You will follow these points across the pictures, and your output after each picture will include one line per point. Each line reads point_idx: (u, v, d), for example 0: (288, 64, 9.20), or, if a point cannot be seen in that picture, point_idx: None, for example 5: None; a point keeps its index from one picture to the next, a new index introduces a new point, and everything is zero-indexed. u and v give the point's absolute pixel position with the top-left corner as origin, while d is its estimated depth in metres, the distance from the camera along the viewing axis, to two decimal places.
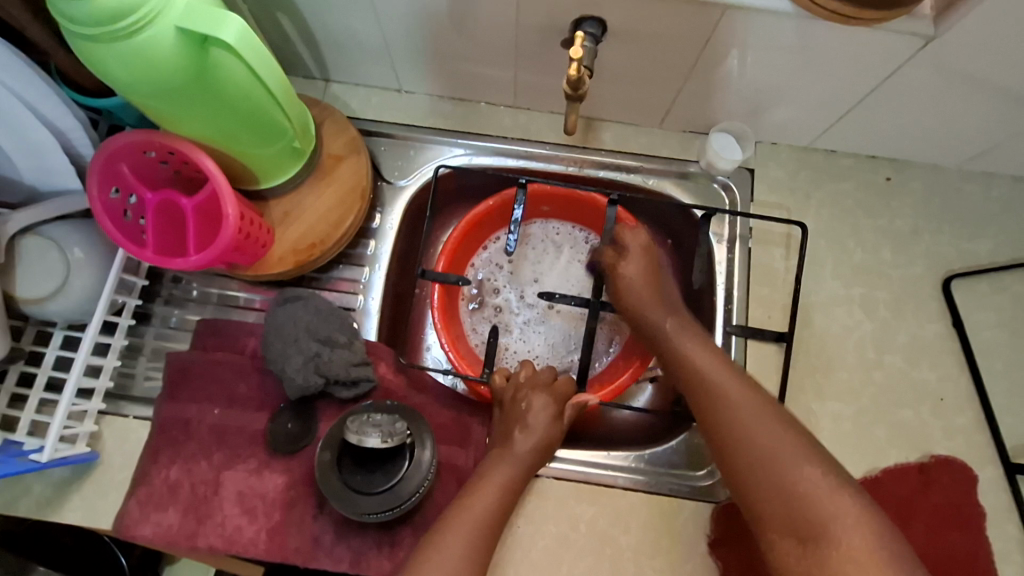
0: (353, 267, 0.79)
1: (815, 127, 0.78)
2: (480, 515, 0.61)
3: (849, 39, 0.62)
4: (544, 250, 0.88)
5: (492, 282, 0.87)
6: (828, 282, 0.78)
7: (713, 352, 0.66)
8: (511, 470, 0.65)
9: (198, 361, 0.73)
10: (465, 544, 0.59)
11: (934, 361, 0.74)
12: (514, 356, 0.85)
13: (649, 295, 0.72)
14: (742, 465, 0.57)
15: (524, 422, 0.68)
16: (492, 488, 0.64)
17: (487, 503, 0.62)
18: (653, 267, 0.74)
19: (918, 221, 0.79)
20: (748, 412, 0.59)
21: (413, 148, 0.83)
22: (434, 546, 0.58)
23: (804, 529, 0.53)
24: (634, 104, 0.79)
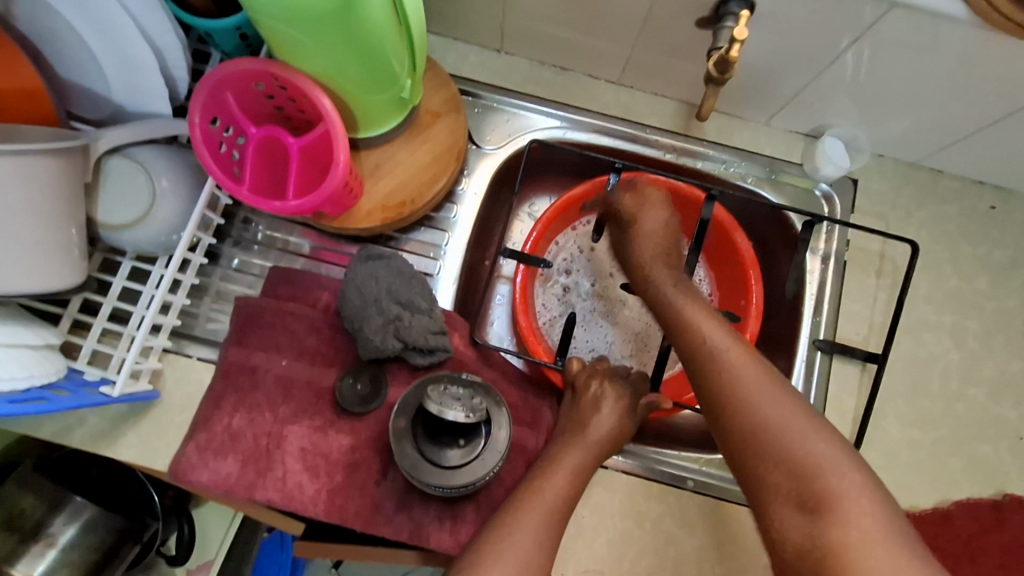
0: (433, 231, 0.76)
1: (931, 145, 0.75)
2: (552, 499, 0.59)
3: (1015, 56, 0.58)
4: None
5: (569, 262, 0.86)
6: (920, 305, 0.75)
7: (703, 303, 0.59)
8: (591, 454, 0.64)
9: (269, 309, 0.70)
10: (536, 528, 0.56)
11: (1017, 399, 0.73)
12: (580, 346, 0.83)
13: (655, 261, 0.67)
14: (744, 422, 0.47)
15: (604, 413, 0.66)
16: (566, 472, 0.62)
17: (562, 485, 0.60)
18: (667, 220, 0.70)
19: (1017, 255, 0.77)
20: (738, 362, 0.50)
21: (506, 113, 0.79)
22: (508, 528, 0.55)
23: (810, 494, 0.43)
24: (747, 97, 0.75)
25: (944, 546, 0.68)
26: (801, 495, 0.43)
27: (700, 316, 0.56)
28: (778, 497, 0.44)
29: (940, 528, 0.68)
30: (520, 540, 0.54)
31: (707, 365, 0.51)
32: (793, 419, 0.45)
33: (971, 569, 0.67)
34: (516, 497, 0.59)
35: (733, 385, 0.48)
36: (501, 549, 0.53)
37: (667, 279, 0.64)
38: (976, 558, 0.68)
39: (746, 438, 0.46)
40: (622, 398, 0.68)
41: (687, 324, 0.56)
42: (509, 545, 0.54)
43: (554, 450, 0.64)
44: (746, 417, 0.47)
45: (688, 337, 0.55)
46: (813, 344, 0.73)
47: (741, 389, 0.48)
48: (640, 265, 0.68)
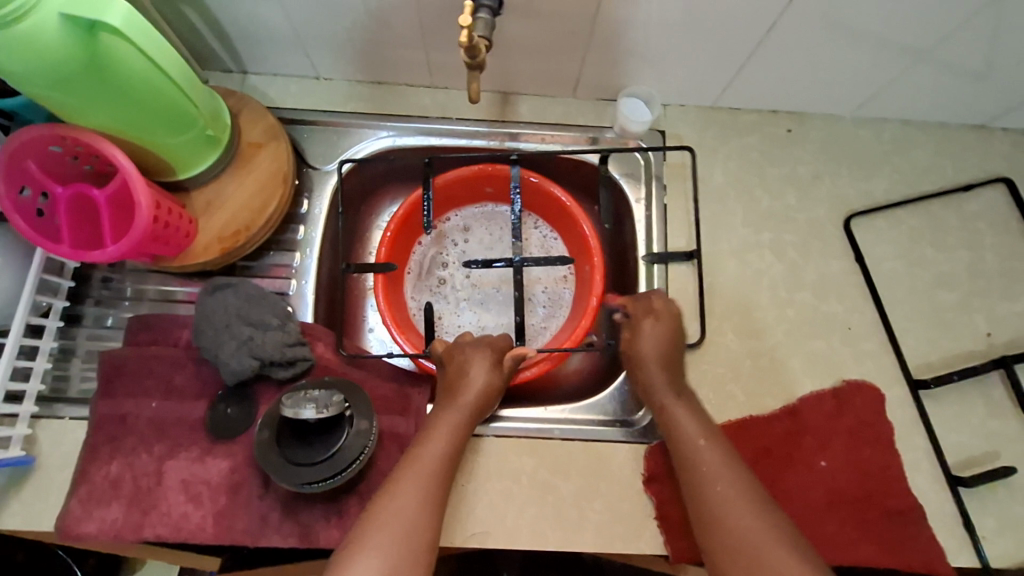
0: (285, 253, 0.80)
1: (716, 86, 0.82)
2: (432, 459, 0.63)
3: None
4: (495, 232, 0.92)
5: (442, 254, 0.91)
6: (739, 229, 0.82)
7: (703, 419, 0.68)
8: (464, 414, 0.68)
9: (132, 357, 0.73)
10: (417, 494, 0.60)
11: (840, 295, 0.80)
12: (448, 327, 0.87)
13: (658, 372, 0.72)
14: (734, 553, 0.59)
15: (470, 374, 0.71)
16: (444, 433, 0.66)
17: (438, 448, 0.65)
18: (668, 331, 0.74)
19: (818, 167, 0.85)
20: (729, 494, 0.62)
21: (337, 133, 0.85)
22: (391, 504, 0.59)
23: None
24: (546, 76, 0.82)
25: (797, 440, 0.74)
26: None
27: (701, 436, 0.66)
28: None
29: (791, 425, 0.74)
30: (403, 509, 0.59)
31: (707, 498, 0.63)
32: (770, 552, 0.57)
33: (825, 454, 0.73)
34: (399, 470, 0.63)
35: (730, 519, 0.60)
36: (383, 521, 0.58)
37: (664, 384, 0.71)
38: (828, 446, 0.74)
39: (739, 566, 0.58)
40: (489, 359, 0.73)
41: (689, 457, 0.66)
42: (391, 518, 0.58)
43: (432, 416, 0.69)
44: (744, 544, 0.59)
45: (698, 472, 0.64)
46: (644, 259, 0.81)
47: (739, 518, 0.60)
48: (642, 367, 0.73)
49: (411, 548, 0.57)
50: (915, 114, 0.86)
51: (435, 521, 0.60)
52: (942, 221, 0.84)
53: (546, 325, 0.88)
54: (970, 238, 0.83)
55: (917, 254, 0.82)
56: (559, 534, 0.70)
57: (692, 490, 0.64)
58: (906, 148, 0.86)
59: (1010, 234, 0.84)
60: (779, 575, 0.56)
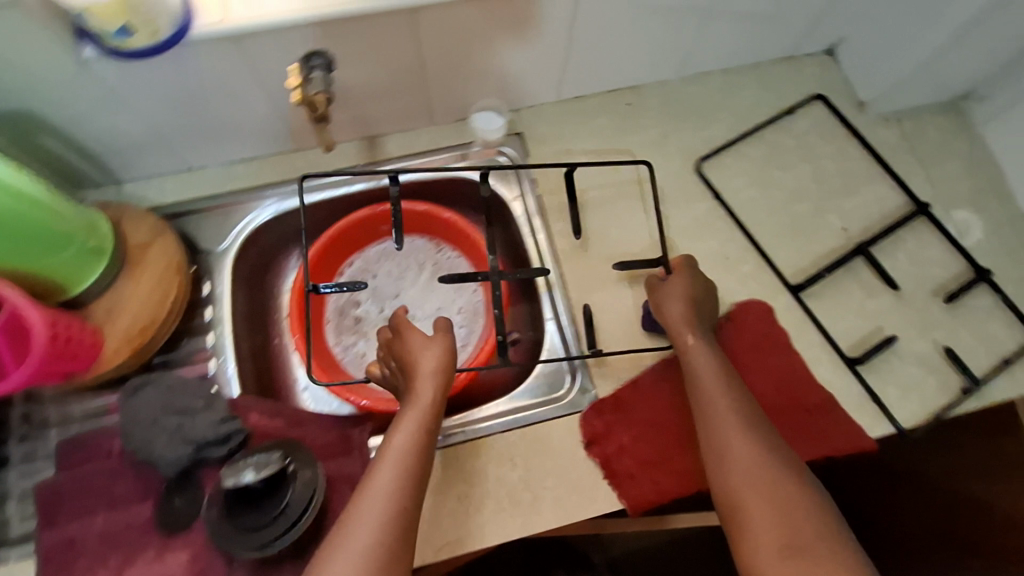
0: (197, 338, 0.82)
1: (552, 82, 0.92)
2: (400, 455, 0.64)
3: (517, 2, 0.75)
4: (402, 265, 0.96)
5: (356, 299, 0.94)
6: (610, 200, 0.90)
7: (719, 362, 0.72)
8: (423, 413, 0.68)
9: (67, 480, 0.73)
10: (391, 483, 0.62)
11: (711, 231, 0.89)
12: None
13: (681, 312, 0.76)
14: (742, 475, 0.63)
15: (422, 365, 0.71)
16: (407, 432, 0.66)
17: (408, 437, 0.65)
18: (693, 291, 0.78)
19: (661, 128, 0.95)
20: (738, 427, 0.66)
21: (223, 214, 0.88)
22: (369, 488, 0.61)
23: (793, 538, 0.58)
24: (400, 112, 0.89)
25: None
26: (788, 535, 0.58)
27: (720, 375, 0.71)
28: (769, 545, 0.58)
29: None
30: (381, 497, 0.61)
31: (714, 425, 0.67)
32: (775, 477, 0.62)
33: (737, 373, 0.81)
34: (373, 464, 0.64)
35: (736, 446, 0.65)
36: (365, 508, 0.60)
37: (681, 318, 0.75)
38: (741, 366, 0.81)
39: (742, 485, 0.62)
40: (441, 352, 0.72)
41: (709, 399, 0.69)
42: (367, 506, 0.60)
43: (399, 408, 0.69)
44: (748, 469, 0.63)
45: (711, 397, 0.69)
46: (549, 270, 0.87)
47: (746, 448, 0.64)
48: (661, 312, 0.77)
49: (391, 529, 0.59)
50: (730, 62, 0.98)
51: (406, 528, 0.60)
52: (779, 144, 0.95)
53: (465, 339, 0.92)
54: (805, 153, 0.94)
55: (765, 178, 0.92)
56: (522, 520, 0.73)
57: (704, 423, 0.68)
58: (731, 93, 0.98)
59: (837, 140, 0.95)
60: (787, 498, 0.61)
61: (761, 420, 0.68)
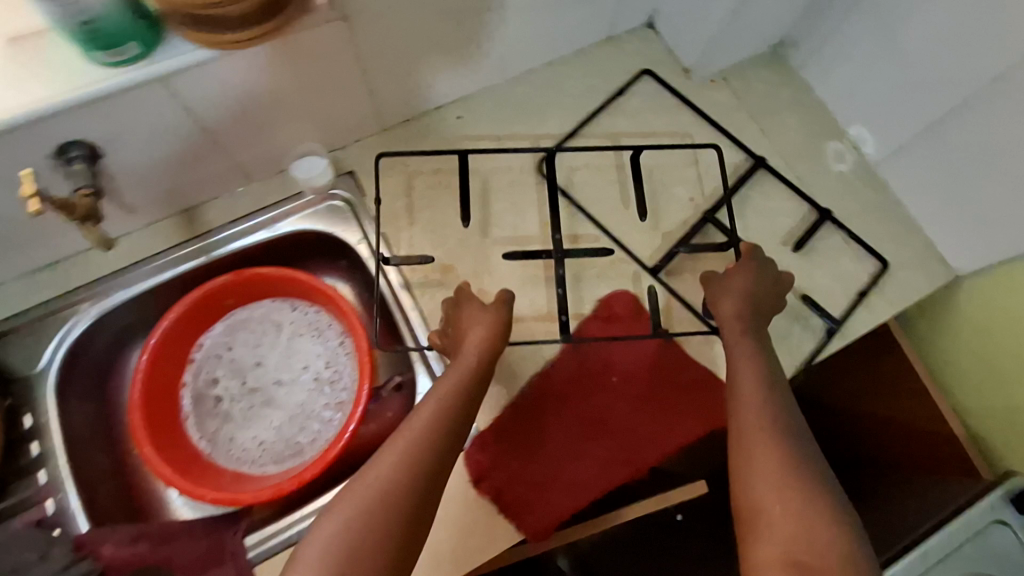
0: (29, 477, 0.74)
1: (371, 113, 0.87)
2: (429, 421, 0.61)
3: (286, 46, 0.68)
4: (259, 334, 0.89)
5: (213, 377, 0.87)
6: (457, 221, 0.87)
7: (765, 369, 0.69)
8: (455, 377, 0.67)
9: None
10: (397, 463, 0.57)
11: (564, 231, 0.87)
12: (242, 446, 0.84)
13: (743, 304, 0.76)
14: (763, 479, 0.59)
15: (477, 332, 0.72)
16: (436, 401, 0.64)
17: (432, 410, 0.62)
18: (753, 284, 0.78)
19: (496, 137, 0.92)
20: (771, 437, 0.62)
21: (32, 332, 0.78)
22: (372, 464, 0.57)
23: (805, 550, 0.53)
24: (211, 179, 0.82)
25: (584, 371, 0.80)
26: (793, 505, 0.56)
27: (760, 384, 0.67)
28: (776, 548, 0.54)
29: (576, 359, 0.80)
30: (385, 478, 0.56)
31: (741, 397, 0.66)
32: (800, 489, 0.57)
33: (613, 369, 0.80)
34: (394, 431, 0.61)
35: (762, 448, 0.61)
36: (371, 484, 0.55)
37: (732, 313, 0.75)
38: (613, 361, 0.80)
39: (762, 486, 0.58)
40: (485, 329, 0.72)
41: (742, 399, 0.66)
42: (362, 483, 0.56)
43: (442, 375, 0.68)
44: (774, 473, 0.59)
45: (736, 364, 0.70)
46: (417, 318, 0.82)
47: (775, 454, 0.60)
48: (717, 302, 0.77)
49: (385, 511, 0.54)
50: (552, 55, 0.96)
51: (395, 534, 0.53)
52: (614, 128, 0.94)
53: (335, 401, 0.85)
54: (641, 132, 0.94)
55: (607, 166, 0.91)
56: None
57: (737, 423, 0.65)
58: (559, 86, 0.96)
59: (670, 112, 0.96)
60: (813, 514, 0.55)
61: (788, 402, 0.66)
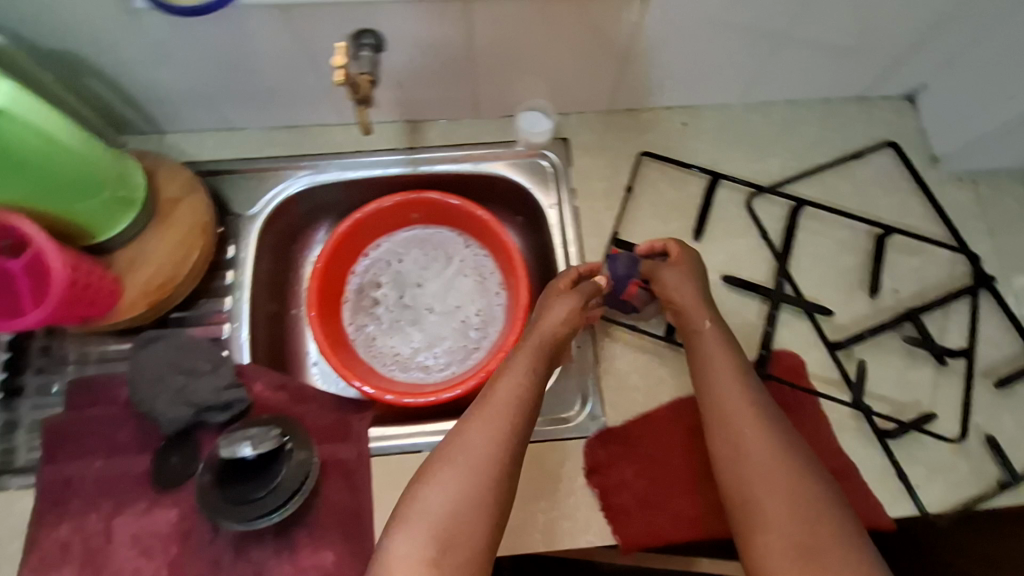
0: (215, 299, 0.82)
1: (608, 89, 0.87)
2: (507, 399, 0.63)
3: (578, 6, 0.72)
4: (430, 258, 0.94)
5: (377, 278, 0.93)
6: (647, 222, 0.85)
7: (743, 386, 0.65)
8: (535, 354, 0.68)
9: (73, 420, 0.75)
10: (495, 432, 0.60)
11: (751, 270, 0.83)
12: (382, 350, 0.90)
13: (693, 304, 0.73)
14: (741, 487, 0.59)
15: (549, 321, 0.72)
16: (511, 379, 0.65)
17: (510, 392, 0.64)
18: (694, 271, 0.75)
19: (714, 154, 0.89)
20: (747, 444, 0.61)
21: (258, 179, 0.88)
22: (457, 445, 0.60)
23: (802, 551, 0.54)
24: (446, 100, 0.86)
25: None
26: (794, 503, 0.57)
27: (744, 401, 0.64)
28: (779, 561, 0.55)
29: None
30: (474, 461, 0.58)
31: (728, 391, 0.65)
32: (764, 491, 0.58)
33: None
34: (472, 411, 0.63)
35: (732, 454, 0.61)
36: (455, 463, 0.59)
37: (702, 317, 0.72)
38: None
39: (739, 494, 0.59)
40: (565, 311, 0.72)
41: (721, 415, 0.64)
42: (456, 449, 0.60)
43: (509, 360, 0.68)
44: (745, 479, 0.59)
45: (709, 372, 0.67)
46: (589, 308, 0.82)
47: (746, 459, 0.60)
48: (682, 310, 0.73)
49: (479, 486, 0.57)
50: (799, 93, 0.92)
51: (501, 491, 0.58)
52: (836, 190, 0.89)
53: (475, 344, 0.90)
54: (863, 203, 0.88)
55: (815, 224, 0.86)
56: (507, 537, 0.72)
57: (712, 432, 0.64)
58: (794, 127, 0.91)
59: (901, 194, 0.89)
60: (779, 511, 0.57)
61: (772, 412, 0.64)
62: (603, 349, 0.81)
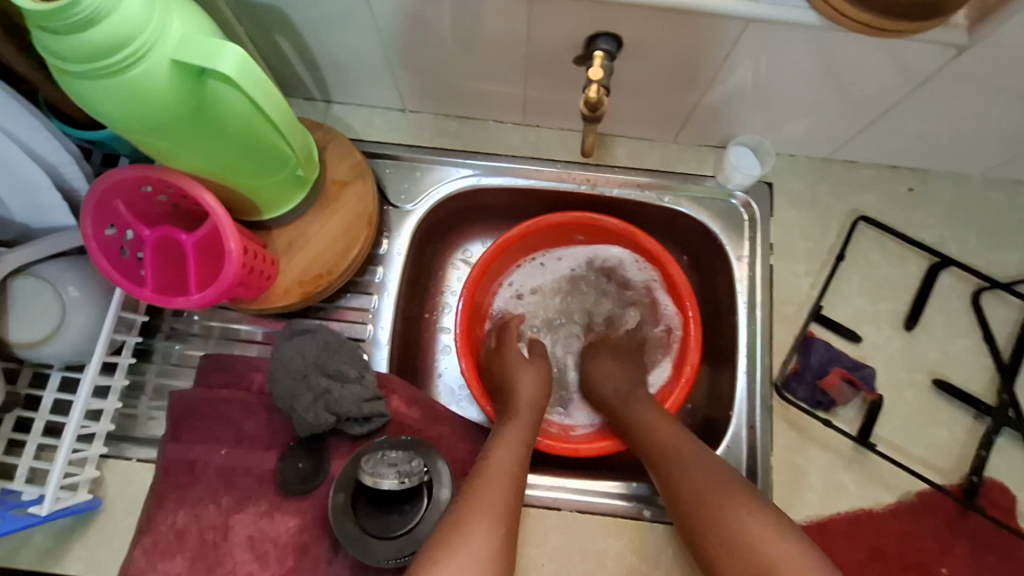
0: (360, 295, 0.76)
1: (837, 138, 0.74)
2: (501, 471, 0.59)
3: (869, 47, 0.57)
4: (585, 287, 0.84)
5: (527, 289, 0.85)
6: (853, 298, 0.74)
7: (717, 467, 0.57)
8: (521, 432, 0.65)
9: (202, 400, 0.70)
10: (496, 513, 0.54)
11: (966, 378, 0.72)
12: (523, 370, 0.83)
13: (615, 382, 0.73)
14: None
15: (523, 384, 0.71)
16: (508, 448, 0.62)
17: (506, 465, 0.59)
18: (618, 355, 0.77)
19: (943, 232, 0.76)
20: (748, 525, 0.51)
21: (419, 169, 0.79)
22: (459, 536, 0.51)
23: None
24: (647, 118, 0.75)
25: (914, 541, 0.67)
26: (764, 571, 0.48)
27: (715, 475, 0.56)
28: None
29: (905, 525, 0.67)
30: (471, 549, 0.50)
31: (685, 465, 0.58)
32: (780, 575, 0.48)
33: (945, 560, 0.67)
34: (464, 490, 0.57)
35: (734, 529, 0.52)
36: (454, 551, 0.50)
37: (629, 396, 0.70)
38: (948, 553, 0.67)
39: None
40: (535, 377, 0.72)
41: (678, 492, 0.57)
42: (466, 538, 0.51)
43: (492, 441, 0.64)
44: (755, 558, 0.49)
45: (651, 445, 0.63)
46: (771, 384, 0.71)
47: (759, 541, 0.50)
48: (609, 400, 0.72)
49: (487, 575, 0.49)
50: None
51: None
52: None
53: None
54: None
55: None
56: None
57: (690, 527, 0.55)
58: None
59: None
60: None
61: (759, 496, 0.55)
62: (781, 435, 0.70)
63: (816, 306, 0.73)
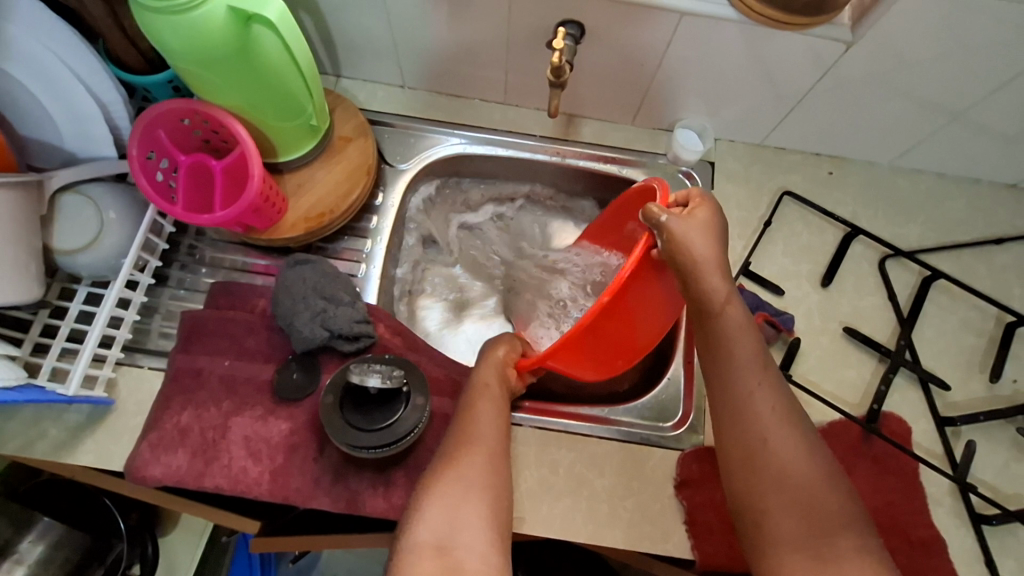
0: (356, 239, 0.87)
1: (766, 125, 0.88)
2: (485, 419, 0.68)
3: (781, 41, 0.72)
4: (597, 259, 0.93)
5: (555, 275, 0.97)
6: (779, 258, 0.87)
7: (780, 397, 0.61)
8: (494, 390, 0.73)
9: (210, 318, 0.79)
10: (488, 455, 0.65)
11: (872, 328, 0.84)
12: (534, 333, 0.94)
13: (706, 258, 0.62)
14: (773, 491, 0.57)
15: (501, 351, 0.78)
16: (490, 400, 0.71)
17: (490, 415, 0.69)
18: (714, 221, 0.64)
19: (856, 208, 0.90)
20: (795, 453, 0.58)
21: (414, 136, 0.92)
22: (456, 474, 0.63)
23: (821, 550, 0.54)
24: (610, 102, 0.89)
25: None
26: (814, 517, 0.56)
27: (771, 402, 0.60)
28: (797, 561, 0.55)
29: None
30: (466, 479, 0.62)
31: (752, 390, 0.61)
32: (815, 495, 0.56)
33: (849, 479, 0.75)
34: (455, 427, 0.68)
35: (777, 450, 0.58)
36: (447, 477, 0.62)
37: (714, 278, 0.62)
38: (852, 474, 0.75)
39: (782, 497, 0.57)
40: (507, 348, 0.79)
41: (745, 409, 0.61)
42: (463, 473, 0.63)
43: (474, 385, 0.73)
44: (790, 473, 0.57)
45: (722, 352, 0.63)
46: None
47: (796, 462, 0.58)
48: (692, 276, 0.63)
49: (485, 501, 0.61)
50: (953, 170, 0.91)
51: (502, 501, 0.63)
52: (972, 270, 0.88)
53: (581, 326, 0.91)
54: (997, 289, 0.87)
55: (944, 298, 0.86)
56: (590, 526, 0.73)
57: (739, 441, 0.60)
58: (942, 200, 0.91)
59: None
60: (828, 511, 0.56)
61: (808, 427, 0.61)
62: None
63: (746, 262, 0.85)
